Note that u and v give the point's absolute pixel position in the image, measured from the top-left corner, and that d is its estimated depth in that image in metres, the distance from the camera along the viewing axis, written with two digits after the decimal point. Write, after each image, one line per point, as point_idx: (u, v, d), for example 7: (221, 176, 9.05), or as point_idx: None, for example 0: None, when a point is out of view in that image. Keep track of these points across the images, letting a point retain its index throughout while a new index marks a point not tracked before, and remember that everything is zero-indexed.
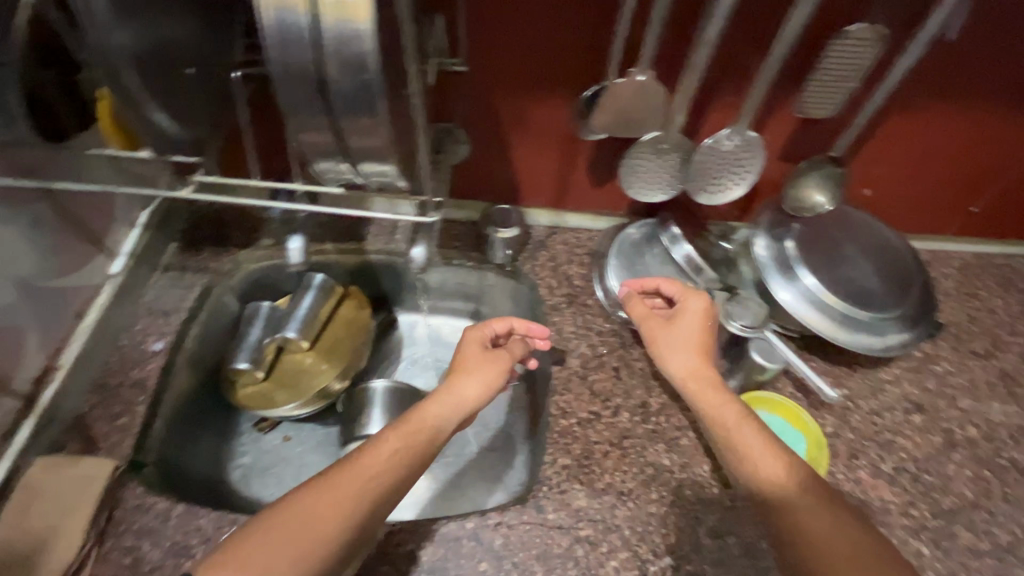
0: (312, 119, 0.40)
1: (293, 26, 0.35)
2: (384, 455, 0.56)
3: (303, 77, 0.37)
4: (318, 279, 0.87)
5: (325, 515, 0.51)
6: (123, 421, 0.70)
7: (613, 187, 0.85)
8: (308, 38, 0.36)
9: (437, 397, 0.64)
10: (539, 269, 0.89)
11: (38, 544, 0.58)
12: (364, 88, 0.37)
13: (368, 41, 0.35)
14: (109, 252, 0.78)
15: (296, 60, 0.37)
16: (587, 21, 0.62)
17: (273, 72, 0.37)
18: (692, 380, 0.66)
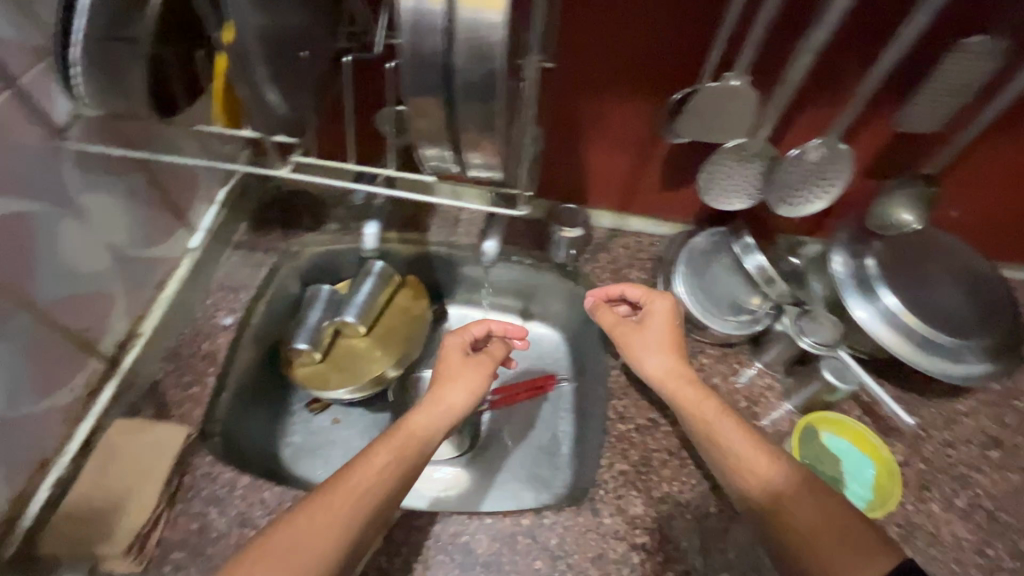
0: (430, 106, 0.40)
1: (428, 16, 0.36)
2: (377, 467, 0.57)
3: (429, 64, 0.38)
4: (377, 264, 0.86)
5: (328, 528, 0.52)
6: (194, 390, 0.72)
7: (682, 193, 0.84)
8: (441, 28, 0.36)
9: (424, 406, 0.64)
10: (599, 271, 0.89)
11: (116, 502, 0.60)
12: (487, 78, 0.38)
13: (500, 31, 0.36)
14: (189, 226, 0.81)
15: (426, 48, 0.37)
16: (685, 22, 0.61)
17: (401, 58, 0.38)
18: (670, 381, 0.68)
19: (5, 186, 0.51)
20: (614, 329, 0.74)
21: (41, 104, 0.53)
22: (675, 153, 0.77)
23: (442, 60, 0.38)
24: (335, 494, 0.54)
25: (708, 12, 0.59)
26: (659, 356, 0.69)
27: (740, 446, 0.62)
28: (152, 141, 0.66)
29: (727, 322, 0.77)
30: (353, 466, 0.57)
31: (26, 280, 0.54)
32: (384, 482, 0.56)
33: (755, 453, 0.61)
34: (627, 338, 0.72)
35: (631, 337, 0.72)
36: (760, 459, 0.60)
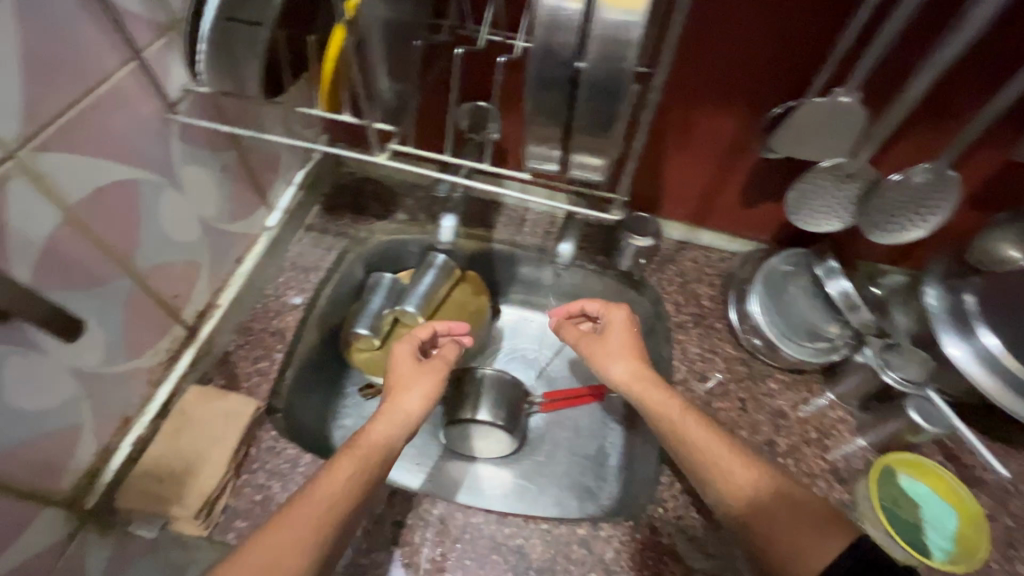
0: (549, 105, 0.40)
1: (566, 15, 0.36)
2: (341, 479, 0.56)
3: (559, 62, 0.38)
4: (438, 258, 0.89)
5: (295, 545, 0.50)
6: (263, 365, 0.74)
7: (762, 210, 0.81)
8: (578, 29, 0.36)
9: (381, 416, 0.63)
10: (665, 282, 0.87)
11: (188, 466, 0.62)
12: (616, 79, 0.37)
13: (638, 32, 0.35)
14: (269, 205, 0.82)
15: (557, 46, 0.37)
16: (799, 34, 0.58)
17: (530, 57, 0.38)
18: (635, 384, 0.69)
19: (123, 154, 0.53)
20: (581, 342, 0.76)
21: (158, 77, 0.55)
22: (762, 169, 0.75)
23: (572, 58, 0.37)
24: (300, 511, 0.52)
25: (826, 25, 0.57)
26: (622, 361, 0.71)
27: (707, 445, 0.61)
28: (246, 119, 0.68)
29: (803, 348, 0.74)
30: (314, 483, 0.55)
31: (128, 244, 0.57)
32: (348, 493, 0.55)
33: (730, 460, 0.59)
34: (593, 348, 0.75)
35: (594, 346, 0.74)
36: (730, 458, 0.59)
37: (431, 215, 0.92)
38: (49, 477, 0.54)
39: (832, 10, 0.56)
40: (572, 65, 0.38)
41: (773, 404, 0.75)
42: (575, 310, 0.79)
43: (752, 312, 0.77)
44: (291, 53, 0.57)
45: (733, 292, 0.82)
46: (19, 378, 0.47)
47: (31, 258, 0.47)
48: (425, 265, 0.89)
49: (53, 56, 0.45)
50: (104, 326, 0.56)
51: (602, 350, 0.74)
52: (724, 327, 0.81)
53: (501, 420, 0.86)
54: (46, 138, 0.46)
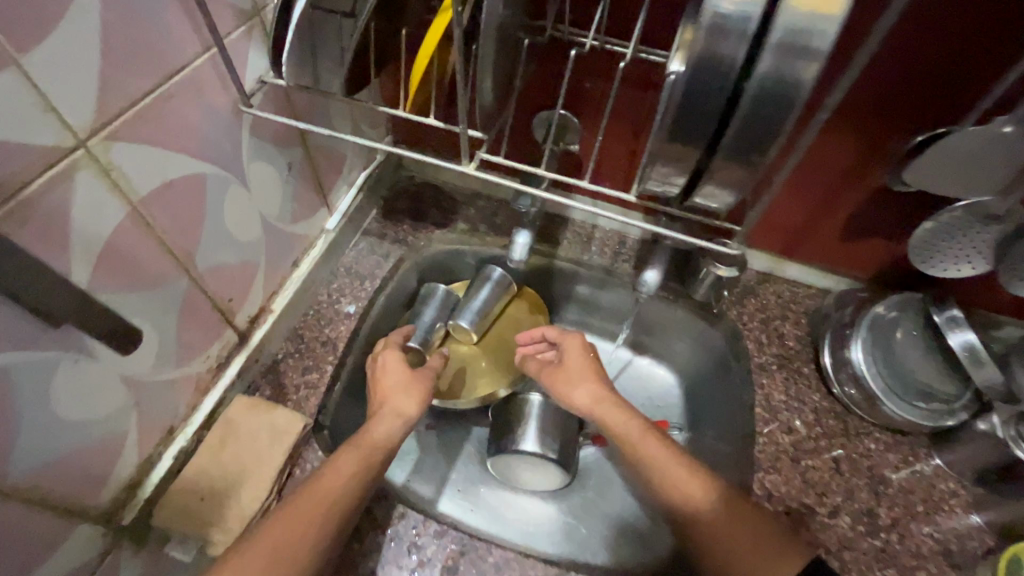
0: (697, 122, 0.35)
1: (739, 18, 0.31)
2: (343, 477, 0.52)
3: (719, 74, 0.33)
4: (497, 271, 0.80)
5: (296, 542, 0.47)
6: (312, 377, 0.69)
7: (866, 247, 0.71)
8: (748, 35, 0.31)
9: (380, 414, 0.58)
10: (745, 317, 0.79)
11: (232, 484, 0.57)
12: (785, 99, 0.32)
13: (829, 45, 0.29)
14: (329, 207, 0.78)
15: (718, 57, 0.32)
16: (956, 54, 0.49)
17: (685, 67, 0.33)
18: (596, 408, 0.66)
19: (195, 147, 0.49)
20: (544, 372, 0.72)
21: (237, 67, 0.51)
22: (876, 205, 0.65)
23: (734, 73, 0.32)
24: (303, 505, 0.49)
25: (995, 47, 0.48)
26: (584, 385, 0.67)
27: (657, 458, 0.60)
28: (313, 116, 0.64)
29: (913, 409, 0.66)
30: (315, 481, 0.51)
31: (190, 243, 0.53)
32: (349, 491, 0.52)
33: (683, 477, 0.58)
34: (553, 376, 0.71)
35: (552, 376, 0.70)
36: (671, 468, 0.59)
37: (493, 226, 0.86)
38: (91, 489, 0.50)
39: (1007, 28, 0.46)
40: (732, 80, 0.33)
41: (871, 468, 0.66)
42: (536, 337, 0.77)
43: (856, 360, 0.68)
44: (377, 47, 0.52)
45: (828, 334, 0.72)
46: (69, 384, 0.44)
47: (92, 256, 0.43)
48: (481, 278, 0.80)
49: (134, 37, 0.41)
50: (158, 331, 0.52)
51: (563, 374, 0.70)
52: (813, 373, 0.73)
53: (552, 453, 0.76)
54: (118, 125, 0.42)
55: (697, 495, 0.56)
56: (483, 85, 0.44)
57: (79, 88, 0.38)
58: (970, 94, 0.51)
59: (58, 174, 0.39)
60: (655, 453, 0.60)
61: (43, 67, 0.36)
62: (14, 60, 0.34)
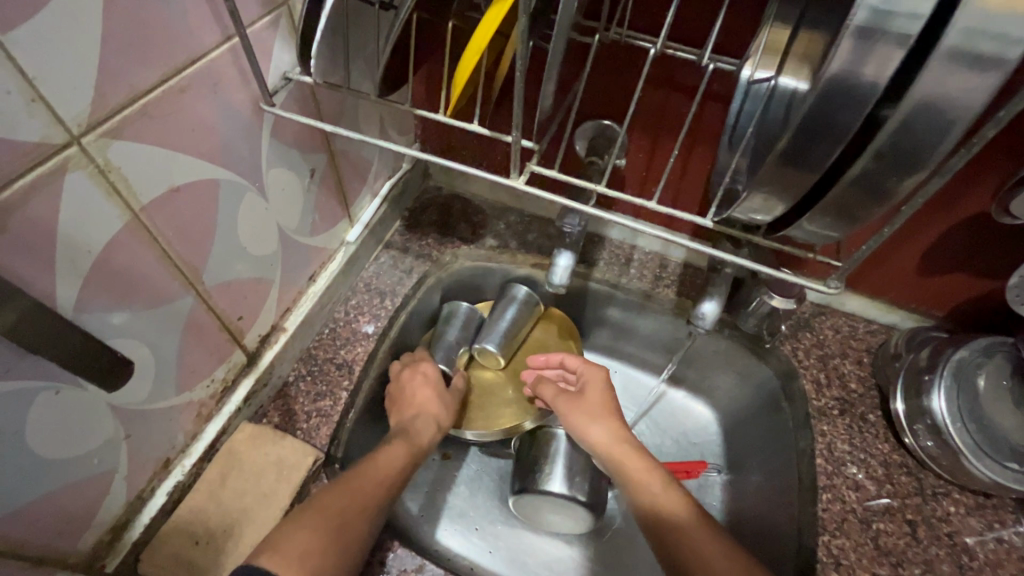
0: (817, 141, 0.29)
1: (906, 15, 0.24)
2: (398, 461, 0.56)
3: (859, 88, 0.26)
4: (521, 292, 0.73)
5: (373, 491, 0.51)
6: (324, 404, 0.62)
7: (942, 283, 0.64)
8: (912, 37, 0.24)
9: (422, 419, 0.62)
10: (801, 353, 0.71)
11: (230, 528, 0.51)
12: (942, 121, 0.26)
13: (1020, 52, 0.23)
14: (350, 217, 0.72)
15: (863, 62, 0.26)
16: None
17: (817, 76, 0.27)
18: (616, 447, 0.61)
19: (209, 149, 0.44)
20: (561, 399, 0.67)
21: (259, 62, 0.45)
22: (962, 235, 0.58)
23: (879, 82, 0.26)
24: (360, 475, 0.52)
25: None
26: (604, 422, 0.63)
27: (666, 499, 0.56)
28: (341, 120, 0.59)
29: (1007, 472, 0.57)
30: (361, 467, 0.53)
31: (198, 257, 0.47)
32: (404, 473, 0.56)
33: (703, 537, 0.53)
34: (569, 406, 0.66)
35: (574, 404, 0.65)
36: (677, 507, 0.56)
37: (525, 242, 0.78)
38: (67, 533, 0.43)
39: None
40: (873, 95, 0.26)
41: (952, 537, 0.58)
42: (552, 364, 0.73)
43: (937, 411, 0.59)
44: (417, 44, 0.46)
45: (900, 377, 0.64)
46: (46, 419, 0.38)
47: (81, 270, 0.37)
48: (505, 298, 0.73)
49: (141, 22, 0.35)
50: (156, 354, 0.46)
51: (580, 406, 0.65)
52: (880, 421, 0.65)
53: (581, 496, 0.68)
54: (118, 123, 0.36)
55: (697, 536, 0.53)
56: (544, 87, 0.38)
57: (70, 78, 0.33)
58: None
59: (42, 174, 0.33)
60: (675, 506, 0.56)
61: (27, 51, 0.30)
62: None
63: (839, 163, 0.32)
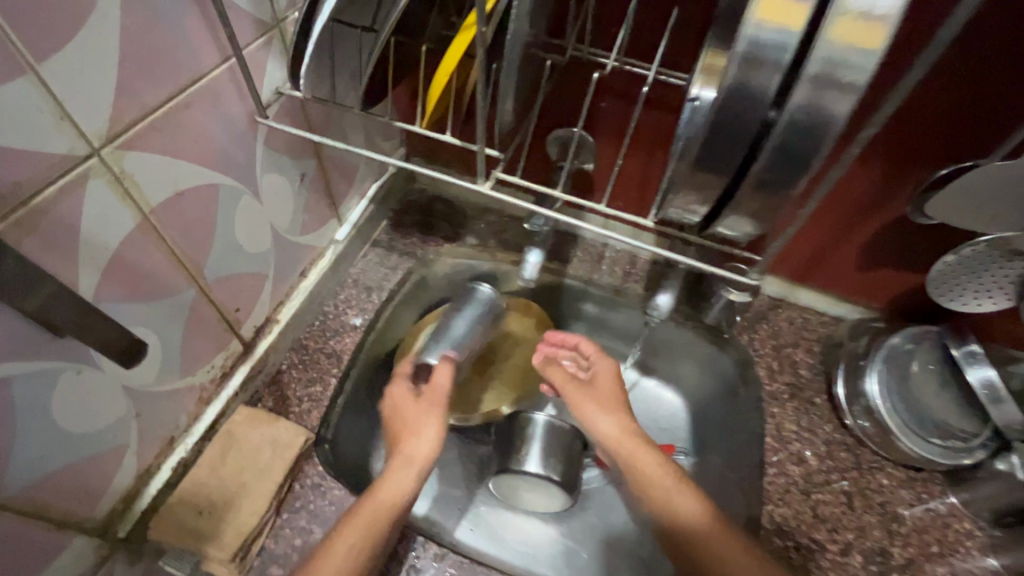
0: (724, 150, 0.34)
1: (775, 45, 0.30)
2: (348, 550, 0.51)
3: (749, 106, 0.32)
4: (486, 289, 0.78)
5: None
6: (315, 389, 0.68)
7: (883, 278, 0.71)
8: (783, 65, 0.31)
9: (391, 467, 0.57)
10: (757, 343, 0.77)
11: (231, 499, 0.56)
12: (817, 137, 0.32)
13: (866, 83, 0.29)
14: (339, 218, 0.77)
15: (751, 86, 0.32)
16: (990, 84, 0.49)
17: (715, 94, 0.33)
18: (625, 438, 0.63)
19: (210, 157, 0.49)
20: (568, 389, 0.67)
21: (254, 78, 0.50)
22: (895, 233, 0.64)
23: (765, 104, 0.32)
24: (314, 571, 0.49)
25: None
26: (612, 417, 0.64)
27: (680, 501, 0.58)
28: (330, 129, 0.64)
29: (930, 446, 0.64)
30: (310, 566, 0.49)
31: (201, 254, 0.52)
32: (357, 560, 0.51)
33: (722, 540, 0.54)
34: (579, 398, 0.67)
35: (585, 395, 0.66)
36: (684, 501, 0.57)
37: (502, 242, 0.84)
38: (86, 501, 0.49)
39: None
40: (760, 113, 0.32)
41: (884, 506, 0.64)
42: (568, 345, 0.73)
43: (869, 393, 0.66)
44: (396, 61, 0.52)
45: (842, 363, 0.71)
46: (70, 395, 0.43)
47: (100, 265, 0.43)
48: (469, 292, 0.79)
49: (152, 45, 0.40)
50: (161, 341, 0.51)
51: (589, 401, 0.66)
52: (824, 403, 0.71)
53: (557, 476, 0.73)
54: (131, 135, 0.41)
55: (705, 529, 0.55)
56: (504, 105, 0.44)
57: (93, 98, 0.38)
58: (1008, 121, 0.50)
59: (69, 180, 0.38)
60: (688, 509, 0.57)
61: (58, 74, 0.35)
62: (32, 67, 0.34)
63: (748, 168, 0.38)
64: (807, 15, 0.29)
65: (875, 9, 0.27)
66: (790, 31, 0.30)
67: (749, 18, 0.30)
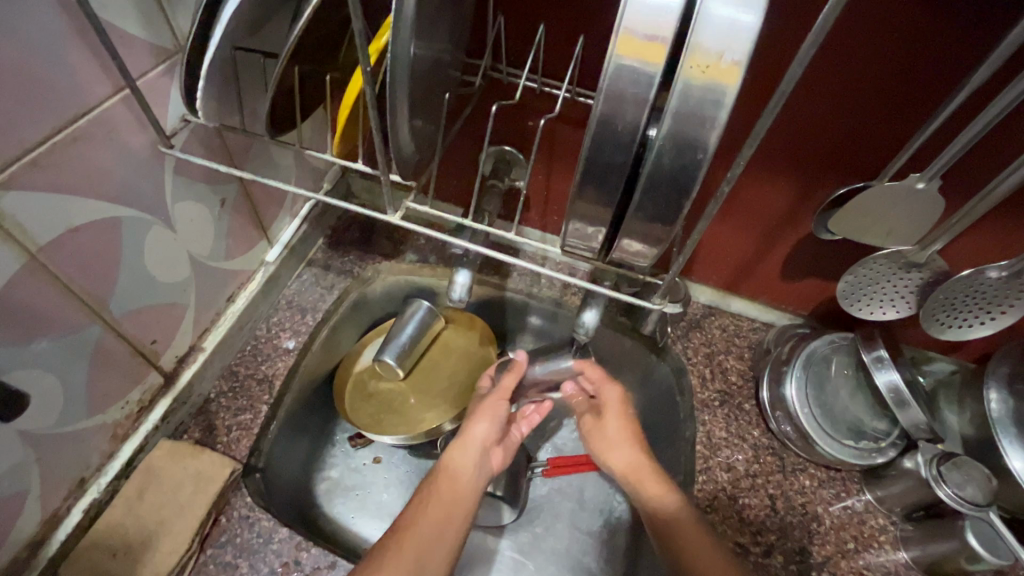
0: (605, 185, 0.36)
1: (634, 82, 0.33)
2: (422, 526, 0.54)
3: (623, 141, 0.35)
4: (424, 307, 0.77)
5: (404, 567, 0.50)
6: (245, 417, 0.66)
7: (806, 285, 0.74)
8: (649, 99, 0.33)
9: (455, 446, 0.63)
10: (691, 351, 0.78)
11: (147, 538, 0.54)
12: (687, 171, 0.34)
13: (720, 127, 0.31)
14: (269, 238, 0.75)
15: (619, 121, 0.34)
16: (884, 105, 0.51)
17: (589, 124, 0.35)
18: (635, 470, 0.64)
19: (108, 192, 0.48)
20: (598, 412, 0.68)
21: (154, 106, 0.49)
22: (810, 244, 0.67)
23: (633, 142, 0.35)
24: (403, 542, 0.52)
25: (920, 99, 0.50)
26: (626, 447, 0.65)
27: (674, 508, 0.59)
28: (249, 152, 0.62)
29: (844, 448, 0.67)
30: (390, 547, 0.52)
31: (103, 288, 0.50)
32: (437, 535, 0.54)
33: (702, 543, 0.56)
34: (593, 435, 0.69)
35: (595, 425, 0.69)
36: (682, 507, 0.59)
37: (443, 256, 0.83)
38: None
39: (934, 83, 0.48)
40: (632, 145, 0.35)
41: (806, 507, 0.67)
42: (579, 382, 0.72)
43: (789, 398, 0.69)
44: (302, 86, 0.51)
45: (767, 370, 0.73)
46: None
47: None
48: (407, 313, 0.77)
49: (28, 84, 0.39)
50: (63, 380, 0.49)
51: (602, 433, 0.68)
52: (753, 409, 0.73)
53: (499, 490, 0.78)
54: (8, 176, 0.40)
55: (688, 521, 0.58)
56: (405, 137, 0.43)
57: None
58: (899, 139, 0.53)
59: None
60: (680, 511, 0.58)
61: None
62: None
63: (631, 194, 0.40)
64: (666, 53, 0.32)
65: (725, 56, 0.30)
66: (649, 66, 0.32)
67: (615, 55, 0.32)
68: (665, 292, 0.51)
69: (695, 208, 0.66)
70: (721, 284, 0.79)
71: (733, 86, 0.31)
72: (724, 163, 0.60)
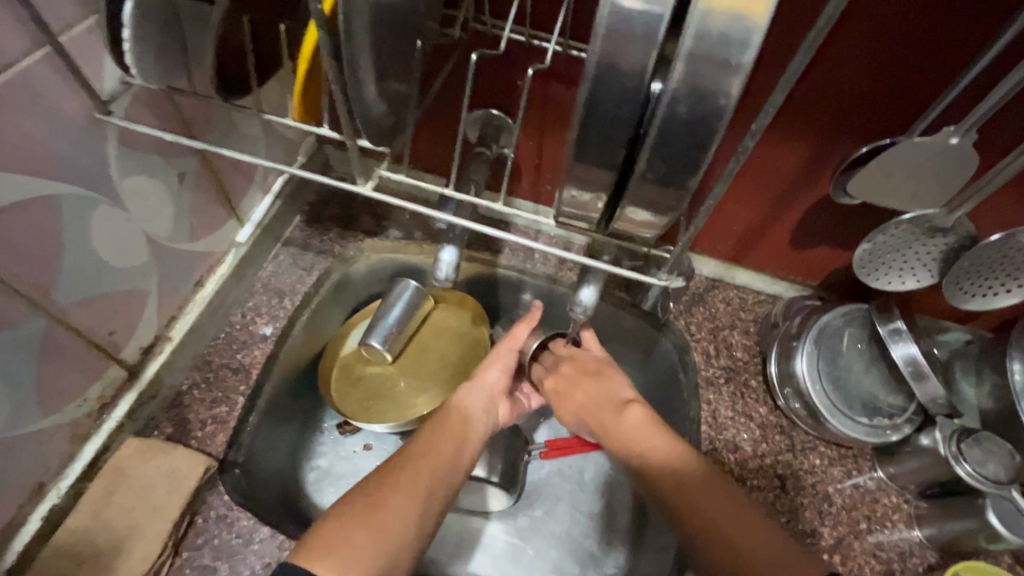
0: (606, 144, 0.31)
1: (640, 17, 0.27)
2: (424, 464, 0.49)
3: (627, 90, 0.29)
4: (411, 286, 0.72)
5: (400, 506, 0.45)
6: (221, 410, 0.61)
7: (817, 254, 0.69)
8: (658, 40, 0.28)
9: (469, 390, 0.59)
10: (694, 327, 0.73)
11: (115, 545, 0.50)
12: (704, 124, 0.29)
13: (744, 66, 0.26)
14: (239, 217, 0.70)
15: (622, 67, 0.29)
16: (923, 46, 0.45)
17: (586, 72, 0.29)
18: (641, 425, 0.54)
19: (37, 168, 0.42)
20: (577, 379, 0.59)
21: (85, 70, 0.43)
22: (824, 208, 0.63)
23: (638, 93, 0.29)
24: (411, 471, 0.48)
25: (959, 42, 0.44)
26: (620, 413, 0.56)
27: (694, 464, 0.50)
28: (209, 120, 0.56)
29: (857, 425, 0.63)
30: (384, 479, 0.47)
31: (45, 279, 0.45)
32: (436, 475, 0.49)
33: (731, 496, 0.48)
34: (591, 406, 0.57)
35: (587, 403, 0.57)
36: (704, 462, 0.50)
37: (429, 232, 0.77)
38: None
39: (979, 20, 0.42)
40: (639, 96, 0.29)
41: (817, 486, 0.64)
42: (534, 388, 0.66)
43: (800, 373, 0.65)
44: (256, 41, 0.45)
45: (775, 344, 0.69)
46: None
47: None
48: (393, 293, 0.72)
49: None
50: (7, 382, 0.45)
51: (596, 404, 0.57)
52: (759, 386, 0.69)
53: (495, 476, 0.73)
54: None
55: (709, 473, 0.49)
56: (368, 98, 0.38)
57: None
58: (935, 86, 0.47)
59: None
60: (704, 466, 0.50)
61: None
62: None
63: (635, 157, 0.35)
64: None
65: None
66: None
67: None
68: (671, 267, 0.46)
69: (708, 174, 0.61)
70: (726, 254, 0.74)
71: (762, 17, 0.25)
72: (738, 122, 0.54)
